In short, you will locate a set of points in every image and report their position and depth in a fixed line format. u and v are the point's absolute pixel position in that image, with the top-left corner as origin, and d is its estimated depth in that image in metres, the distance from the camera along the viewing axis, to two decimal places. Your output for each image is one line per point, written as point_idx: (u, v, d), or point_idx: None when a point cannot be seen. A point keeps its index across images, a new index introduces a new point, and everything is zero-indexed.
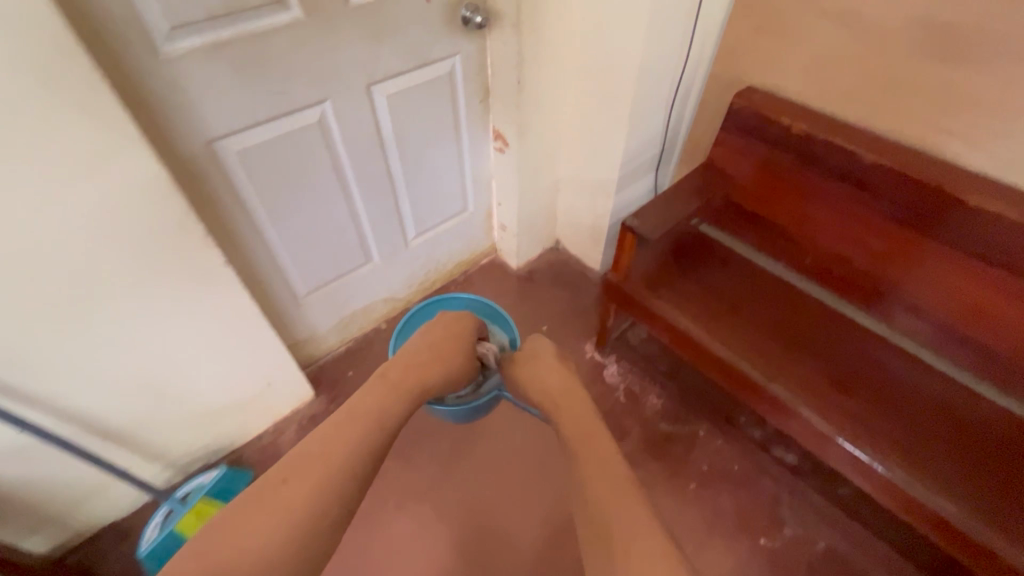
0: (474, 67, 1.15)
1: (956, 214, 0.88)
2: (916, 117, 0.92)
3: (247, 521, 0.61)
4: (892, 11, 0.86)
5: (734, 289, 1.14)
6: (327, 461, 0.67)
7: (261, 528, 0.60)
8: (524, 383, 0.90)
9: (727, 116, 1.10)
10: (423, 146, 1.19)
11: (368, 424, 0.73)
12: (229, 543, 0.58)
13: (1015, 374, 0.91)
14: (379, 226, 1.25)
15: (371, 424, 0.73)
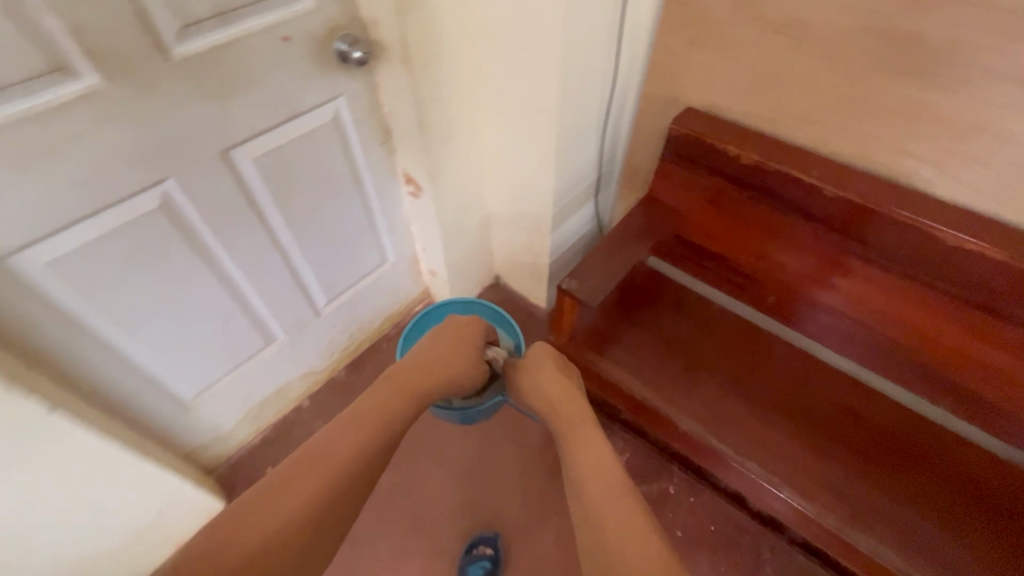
0: (365, 108, 0.96)
1: (933, 252, 0.76)
2: (878, 141, 0.79)
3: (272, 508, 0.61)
4: (845, 20, 0.72)
5: (692, 337, 1.00)
6: (354, 444, 0.68)
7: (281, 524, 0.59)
8: (523, 392, 0.91)
9: (666, 144, 0.95)
10: (317, 205, 1.00)
11: (387, 420, 0.73)
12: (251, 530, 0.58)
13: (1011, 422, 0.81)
14: (276, 303, 1.05)
15: (386, 421, 0.73)
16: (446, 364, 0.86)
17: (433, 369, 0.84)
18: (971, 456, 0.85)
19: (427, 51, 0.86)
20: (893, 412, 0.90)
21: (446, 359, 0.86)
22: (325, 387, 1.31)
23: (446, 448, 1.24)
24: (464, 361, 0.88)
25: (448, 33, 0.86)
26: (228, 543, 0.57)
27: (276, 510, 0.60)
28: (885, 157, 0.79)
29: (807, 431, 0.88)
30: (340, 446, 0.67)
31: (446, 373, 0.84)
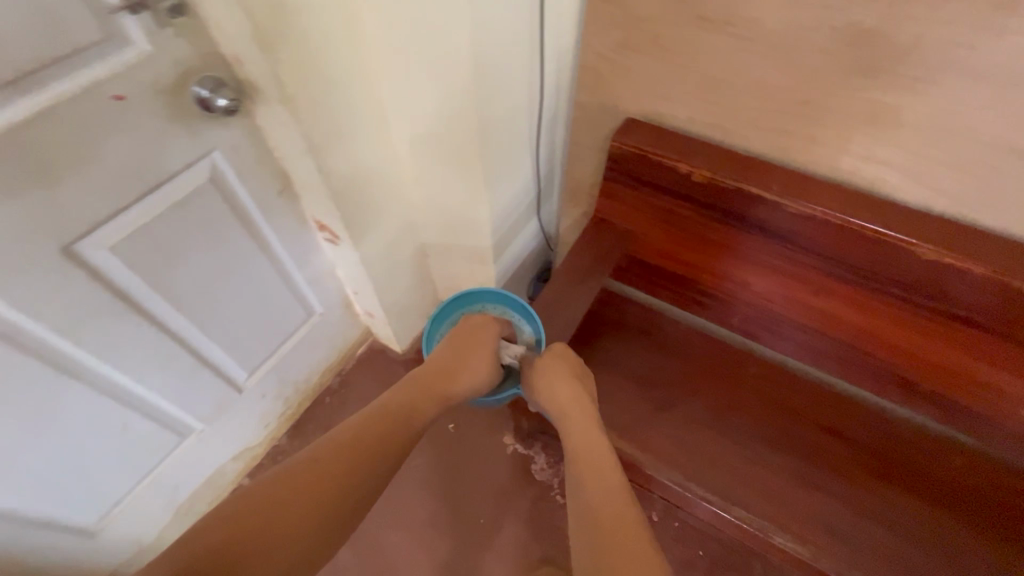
0: (251, 158, 0.80)
1: (908, 268, 0.69)
2: (838, 147, 0.71)
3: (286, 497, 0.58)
4: (795, 16, 0.63)
5: (658, 366, 0.94)
6: (380, 432, 0.69)
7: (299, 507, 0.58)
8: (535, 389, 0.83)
9: (609, 163, 0.84)
10: (214, 278, 0.84)
11: (399, 420, 0.73)
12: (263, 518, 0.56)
13: (990, 428, 0.78)
14: (183, 393, 0.90)
15: (400, 422, 0.73)
16: (467, 367, 0.86)
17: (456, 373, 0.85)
18: (951, 458, 0.83)
19: (314, 87, 0.71)
20: (871, 422, 0.87)
21: (468, 363, 0.86)
22: (266, 460, 1.17)
23: (409, 511, 1.15)
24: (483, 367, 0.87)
25: (336, 62, 0.71)
26: (240, 531, 0.54)
27: (301, 494, 0.58)
28: (846, 162, 0.71)
29: (784, 455, 0.85)
30: (363, 434, 0.67)
31: (469, 378, 0.85)
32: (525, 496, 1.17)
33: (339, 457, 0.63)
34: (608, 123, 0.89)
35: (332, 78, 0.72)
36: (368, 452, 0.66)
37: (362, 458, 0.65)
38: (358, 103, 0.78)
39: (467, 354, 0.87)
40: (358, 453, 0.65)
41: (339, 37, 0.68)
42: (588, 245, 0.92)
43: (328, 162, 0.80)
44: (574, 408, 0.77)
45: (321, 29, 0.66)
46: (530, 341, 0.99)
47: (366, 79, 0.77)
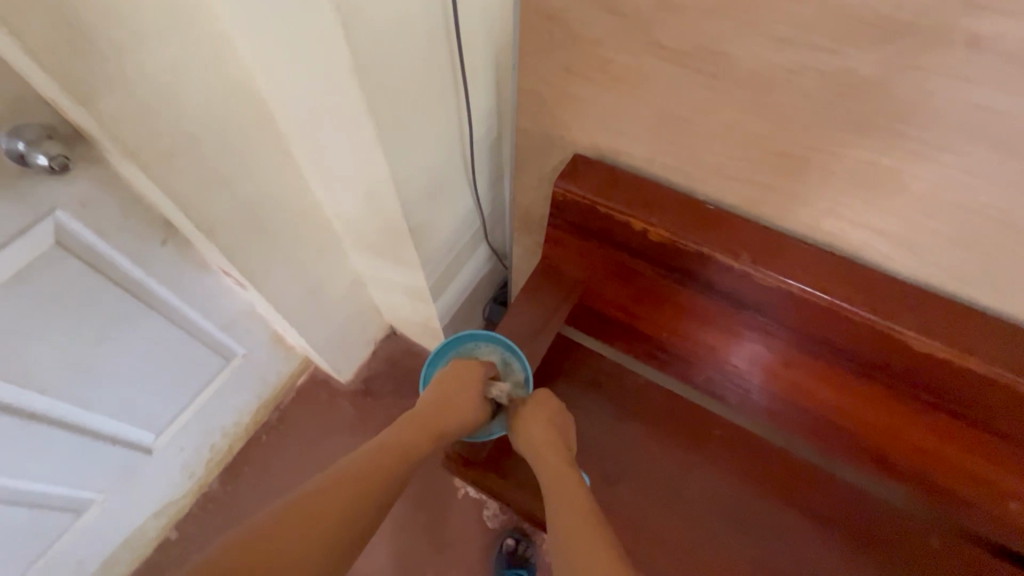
0: (113, 210, 0.65)
1: (896, 356, 0.58)
2: (823, 208, 0.58)
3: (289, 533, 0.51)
4: (774, 53, 0.48)
5: (613, 430, 0.84)
6: (376, 468, 0.61)
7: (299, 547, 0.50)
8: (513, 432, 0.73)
9: (553, 209, 0.71)
10: (88, 351, 0.72)
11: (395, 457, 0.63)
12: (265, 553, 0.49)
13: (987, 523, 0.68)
14: (72, 469, 0.79)
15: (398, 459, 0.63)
16: (456, 404, 0.71)
17: (447, 412, 0.70)
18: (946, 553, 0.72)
19: (167, 135, 0.56)
20: (855, 504, 0.76)
21: (455, 400, 0.71)
22: (196, 509, 1.08)
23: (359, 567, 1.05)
24: (475, 399, 0.72)
25: (194, 100, 0.56)
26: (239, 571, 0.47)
27: (285, 536, 0.50)
28: (829, 224, 0.59)
29: (749, 538, 0.76)
30: (358, 471, 0.60)
31: (463, 415, 0.71)
32: (476, 546, 1.07)
33: (331, 492, 0.55)
34: (554, 155, 0.74)
35: (195, 118, 0.58)
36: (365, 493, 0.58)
37: (356, 499, 0.57)
38: (239, 142, 0.64)
39: (455, 388, 0.71)
40: (353, 492, 0.57)
41: (193, 69, 0.54)
42: (534, 297, 0.79)
43: (206, 216, 0.65)
44: (550, 446, 0.69)
45: (163, 68, 0.52)
46: (519, 378, 0.78)
47: (247, 112, 0.63)
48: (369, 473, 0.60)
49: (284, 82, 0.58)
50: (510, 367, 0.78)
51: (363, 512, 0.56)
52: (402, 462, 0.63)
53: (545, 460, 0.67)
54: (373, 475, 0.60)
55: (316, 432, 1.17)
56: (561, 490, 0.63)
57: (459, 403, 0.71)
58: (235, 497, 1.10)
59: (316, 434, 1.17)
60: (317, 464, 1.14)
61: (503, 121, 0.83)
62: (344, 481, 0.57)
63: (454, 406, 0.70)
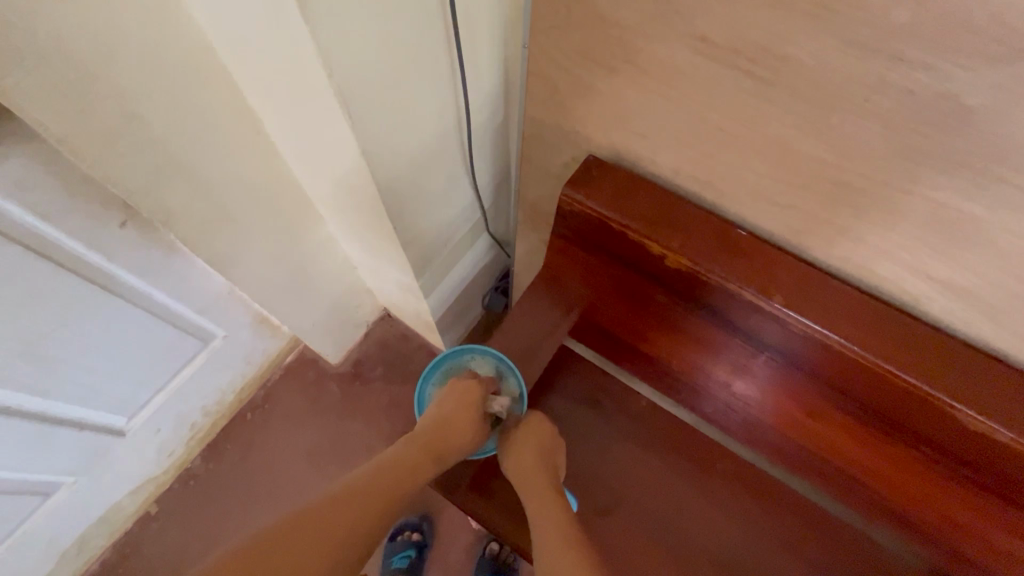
0: (57, 190, 0.58)
1: (944, 429, 0.51)
2: (879, 248, 0.48)
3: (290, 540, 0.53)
4: (851, 64, 0.38)
5: (609, 459, 0.77)
6: (382, 483, 0.60)
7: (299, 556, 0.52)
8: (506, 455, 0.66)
9: (559, 215, 0.62)
10: (43, 339, 0.67)
11: (403, 472, 0.62)
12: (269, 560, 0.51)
13: None
14: (35, 457, 0.77)
15: (405, 475, 0.62)
16: (458, 424, 0.64)
17: (449, 432, 0.64)
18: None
19: (105, 116, 0.49)
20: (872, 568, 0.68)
21: (455, 423, 0.64)
22: (177, 485, 1.08)
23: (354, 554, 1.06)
24: (476, 421, 0.65)
25: (139, 77, 0.48)
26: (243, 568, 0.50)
27: (291, 551, 0.52)
28: (884, 269, 0.50)
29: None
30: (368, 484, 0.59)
31: (466, 435, 0.65)
32: (459, 545, 1.07)
33: (339, 506, 0.56)
34: (566, 151, 0.64)
35: (144, 97, 0.50)
36: (373, 508, 0.58)
37: (366, 512, 0.57)
38: (201, 123, 0.56)
39: (457, 406, 0.65)
40: (361, 508, 0.57)
41: (134, 39, 0.45)
42: (533, 310, 0.70)
43: (157, 206, 0.59)
44: (542, 475, 0.63)
45: (95, 40, 0.43)
46: (514, 393, 0.70)
47: (209, 89, 0.54)
48: (379, 489, 0.59)
49: (248, 58, 0.49)
50: (505, 381, 0.70)
51: (369, 527, 0.56)
52: (409, 482, 0.62)
53: (533, 490, 0.62)
54: (377, 496, 0.59)
55: (302, 414, 1.13)
56: (548, 522, 0.58)
57: (461, 423, 0.64)
58: (219, 476, 1.09)
59: (301, 415, 1.13)
60: (302, 448, 1.11)
61: (512, 103, 0.73)
62: (355, 496, 0.58)
63: (456, 426, 0.64)
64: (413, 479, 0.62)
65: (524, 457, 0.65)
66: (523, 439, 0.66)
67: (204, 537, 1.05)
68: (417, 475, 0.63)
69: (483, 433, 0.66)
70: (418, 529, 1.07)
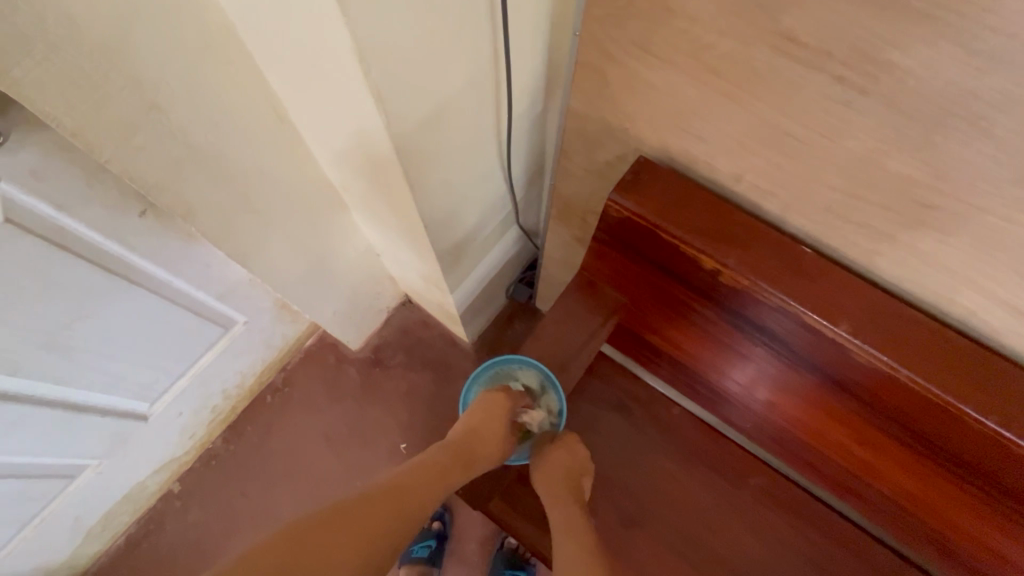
0: (75, 181, 0.55)
1: (1013, 470, 0.47)
2: (962, 275, 0.44)
3: (315, 528, 0.48)
4: (968, 76, 0.33)
5: (637, 468, 0.74)
6: (413, 485, 0.56)
7: (325, 542, 0.47)
8: (538, 466, 0.64)
9: (602, 220, 0.57)
10: (64, 331, 0.65)
11: (432, 476, 0.58)
12: (295, 544, 0.46)
13: None
14: (60, 442, 0.77)
15: (433, 480, 0.58)
16: (486, 435, 0.63)
17: (478, 442, 0.62)
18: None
19: (123, 108, 0.45)
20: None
21: (485, 430, 0.63)
22: (199, 464, 1.09)
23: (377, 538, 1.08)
24: (505, 430, 0.64)
25: (159, 65, 0.44)
26: (264, 552, 0.45)
27: (324, 536, 0.47)
28: (963, 298, 0.45)
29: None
30: (403, 482, 0.56)
31: (494, 446, 0.63)
32: (475, 537, 1.08)
33: (376, 499, 0.52)
34: (611, 149, 0.59)
35: (164, 86, 0.46)
36: (407, 506, 0.53)
37: (400, 509, 0.53)
38: (223, 113, 0.52)
39: (485, 416, 0.64)
40: (397, 505, 0.53)
41: (150, 25, 0.42)
42: (568, 317, 0.67)
43: (178, 200, 0.57)
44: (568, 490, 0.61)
45: (110, 26, 0.40)
46: (553, 408, 0.66)
47: (232, 78, 0.50)
48: (414, 487, 0.56)
49: (277, 47, 0.45)
50: (541, 394, 0.67)
51: (401, 527, 0.52)
52: (442, 486, 0.58)
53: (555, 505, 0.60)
54: (412, 495, 0.55)
55: (321, 399, 1.13)
56: (571, 540, 0.56)
57: (489, 434, 0.63)
58: (239, 458, 1.10)
59: (320, 400, 1.12)
60: (322, 433, 1.11)
61: (551, 92, 0.68)
62: (391, 491, 0.54)
63: (484, 436, 0.63)
64: (445, 484, 0.59)
65: (553, 470, 0.63)
66: (554, 454, 0.64)
67: (222, 519, 1.06)
68: (447, 483, 0.59)
69: (509, 445, 0.65)
70: (440, 518, 1.08)
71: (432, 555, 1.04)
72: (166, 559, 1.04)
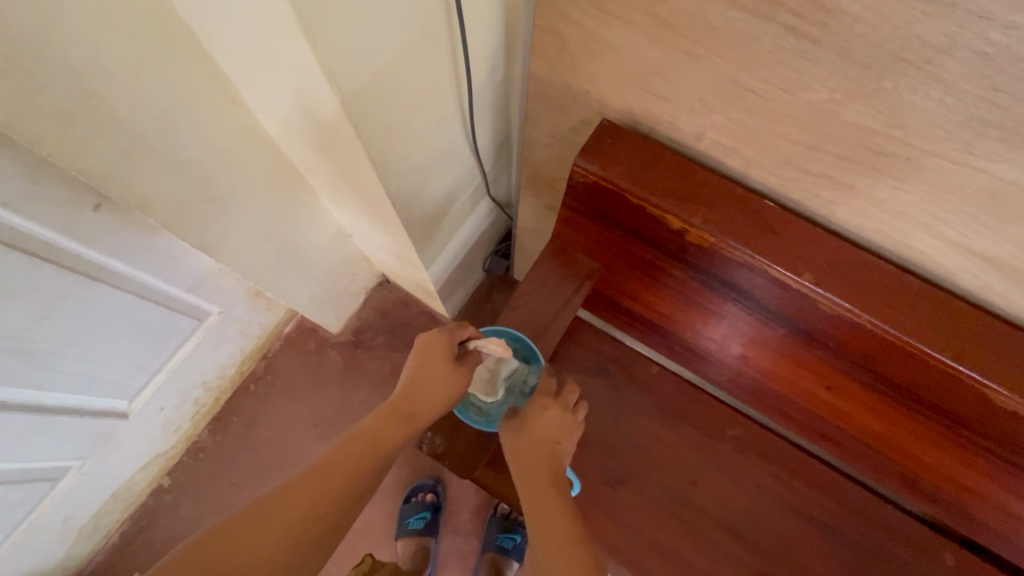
0: (17, 177, 0.53)
1: (971, 403, 0.50)
2: (919, 220, 0.45)
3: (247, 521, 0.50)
4: (914, 20, 0.33)
5: (619, 429, 0.76)
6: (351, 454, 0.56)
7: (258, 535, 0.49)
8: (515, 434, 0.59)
9: (569, 187, 0.57)
10: (28, 336, 0.63)
11: (374, 440, 0.57)
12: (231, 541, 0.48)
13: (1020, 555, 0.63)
14: (39, 447, 0.76)
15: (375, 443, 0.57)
16: (426, 381, 0.59)
17: (419, 390, 0.59)
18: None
19: (60, 97, 0.43)
20: (877, 523, 0.70)
21: (425, 380, 0.59)
22: (187, 458, 1.09)
23: (372, 516, 1.10)
24: (446, 375, 0.59)
25: (91, 48, 0.42)
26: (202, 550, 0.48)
27: (257, 525, 0.50)
28: (920, 242, 0.47)
29: (756, 558, 0.71)
30: (334, 459, 0.55)
31: (436, 393, 0.59)
32: (468, 507, 1.11)
33: (303, 484, 0.53)
34: (575, 114, 0.58)
35: (100, 73, 0.44)
36: (342, 483, 0.54)
37: (335, 489, 0.53)
38: (169, 99, 0.50)
39: (424, 362, 0.60)
40: (327, 485, 0.53)
41: (74, 7, 0.39)
42: (543, 285, 0.67)
43: (131, 193, 0.55)
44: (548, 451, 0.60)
45: (30, 10, 0.37)
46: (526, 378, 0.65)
47: (175, 60, 0.48)
48: (352, 459, 0.55)
49: (218, 26, 0.43)
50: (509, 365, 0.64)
51: (334, 509, 0.53)
52: (385, 448, 0.58)
53: (537, 475, 0.58)
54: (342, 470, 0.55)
55: (305, 384, 1.12)
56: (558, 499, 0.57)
57: (428, 379, 0.59)
58: (227, 448, 1.10)
59: (304, 385, 1.12)
60: (308, 418, 1.11)
61: (512, 58, 0.67)
62: (325, 470, 0.54)
63: (423, 383, 0.59)
64: (385, 447, 0.58)
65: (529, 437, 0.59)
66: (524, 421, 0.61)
67: (215, 510, 1.07)
68: (386, 448, 0.58)
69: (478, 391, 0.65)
70: (433, 491, 1.10)
71: (429, 526, 1.06)
72: (161, 553, 1.05)
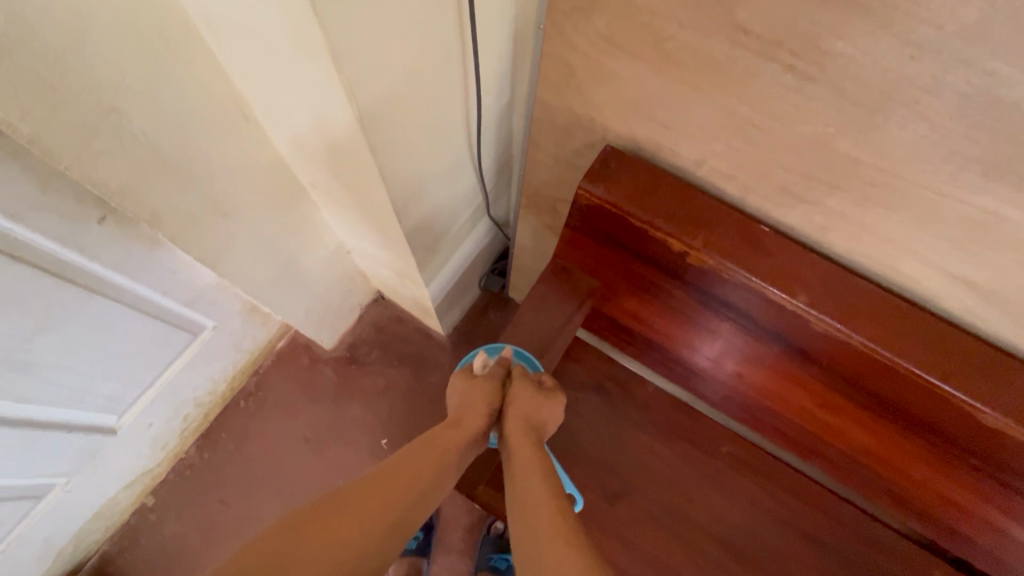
0: (26, 190, 0.53)
1: (956, 420, 0.52)
2: (905, 246, 0.48)
3: (312, 526, 0.45)
4: (903, 63, 0.36)
5: (616, 444, 0.77)
6: (410, 472, 0.53)
7: (324, 535, 0.45)
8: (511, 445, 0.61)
9: (574, 208, 0.59)
10: (22, 348, 0.62)
11: (429, 459, 0.55)
12: (304, 543, 0.44)
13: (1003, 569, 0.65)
14: (25, 463, 0.74)
15: (433, 460, 0.55)
16: (472, 404, 0.60)
17: (468, 413, 0.60)
18: None
19: (81, 112, 0.44)
20: (868, 539, 0.72)
21: (469, 400, 0.61)
22: (172, 476, 1.07)
23: None
24: (475, 399, 0.61)
25: (117, 63, 0.43)
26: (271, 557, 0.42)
27: (317, 526, 0.45)
28: (906, 267, 0.50)
29: (750, 574, 0.72)
30: (382, 477, 0.52)
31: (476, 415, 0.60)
32: (460, 526, 1.09)
33: (353, 497, 0.49)
34: (579, 139, 0.60)
35: (121, 87, 0.45)
36: (398, 494, 0.51)
37: (391, 497, 0.50)
38: (184, 114, 0.51)
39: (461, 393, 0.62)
40: (383, 497, 0.50)
41: (105, 27, 0.40)
42: (545, 303, 0.69)
43: (141, 206, 0.55)
44: None
45: (62, 30, 0.38)
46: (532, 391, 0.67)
47: (197, 77, 0.49)
48: (402, 476, 0.53)
49: (242, 46, 0.45)
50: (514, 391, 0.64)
51: (389, 516, 0.49)
52: (434, 466, 0.55)
53: None
54: (391, 494, 0.50)
55: (296, 400, 1.11)
56: None
57: (472, 404, 0.60)
58: (215, 465, 1.08)
59: (296, 401, 1.11)
60: (300, 435, 1.10)
61: (516, 85, 0.69)
62: (375, 487, 0.51)
63: (471, 404, 0.61)
64: (439, 465, 0.55)
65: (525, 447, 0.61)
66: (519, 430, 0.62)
67: (202, 529, 1.04)
68: (442, 466, 0.55)
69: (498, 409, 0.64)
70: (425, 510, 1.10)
71: (419, 546, 1.07)
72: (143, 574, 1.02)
